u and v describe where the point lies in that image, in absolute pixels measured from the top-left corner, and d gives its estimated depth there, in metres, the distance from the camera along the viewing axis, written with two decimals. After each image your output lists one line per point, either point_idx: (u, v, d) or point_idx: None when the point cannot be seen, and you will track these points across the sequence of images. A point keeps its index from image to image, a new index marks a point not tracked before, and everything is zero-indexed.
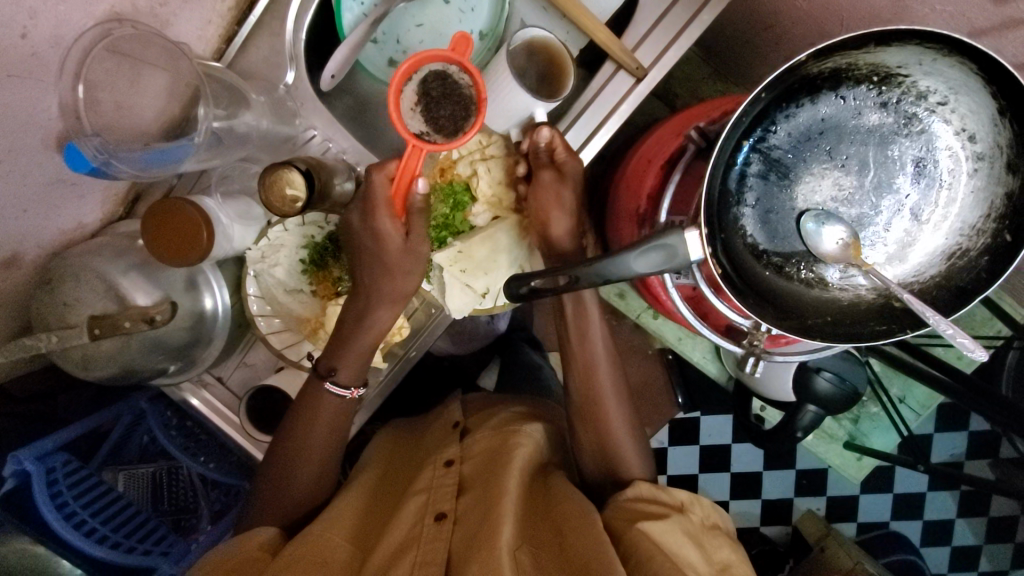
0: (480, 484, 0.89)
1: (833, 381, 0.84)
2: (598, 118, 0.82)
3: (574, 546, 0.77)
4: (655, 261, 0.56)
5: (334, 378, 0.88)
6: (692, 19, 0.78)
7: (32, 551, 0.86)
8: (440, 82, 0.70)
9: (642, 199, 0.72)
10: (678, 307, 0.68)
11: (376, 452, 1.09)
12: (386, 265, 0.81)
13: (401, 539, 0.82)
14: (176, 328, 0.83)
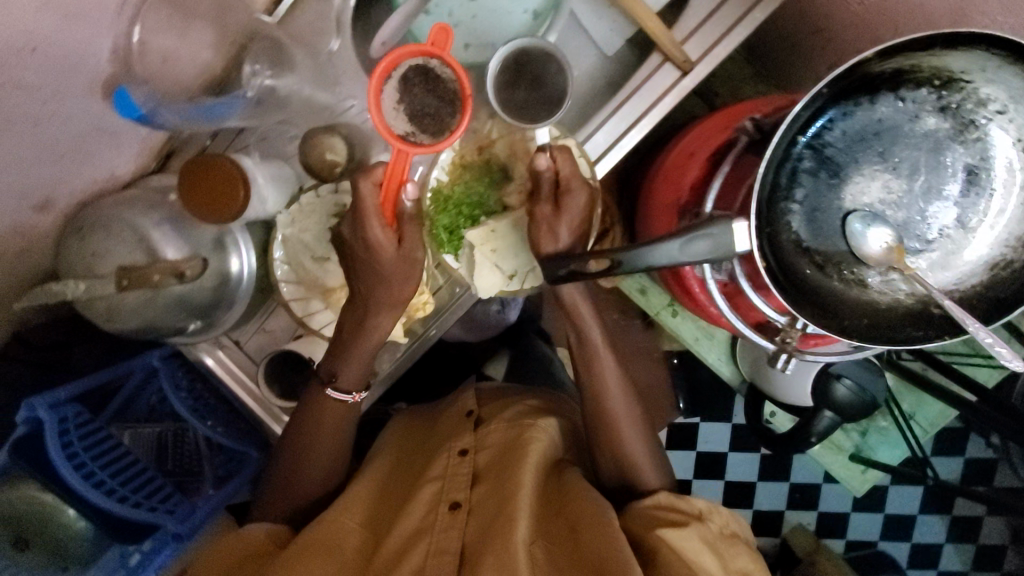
0: (495, 475, 0.93)
1: (852, 389, 0.83)
2: (640, 109, 0.82)
3: (585, 542, 0.80)
4: (699, 251, 0.57)
5: (335, 383, 0.91)
6: (744, 17, 0.78)
7: (39, 499, 0.89)
8: (420, 77, 0.70)
9: (684, 191, 0.72)
10: (716, 303, 0.66)
11: (391, 438, 1.11)
12: (382, 276, 0.82)
13: (414, 527, 0.87)
14: (201, 289, 0.82)
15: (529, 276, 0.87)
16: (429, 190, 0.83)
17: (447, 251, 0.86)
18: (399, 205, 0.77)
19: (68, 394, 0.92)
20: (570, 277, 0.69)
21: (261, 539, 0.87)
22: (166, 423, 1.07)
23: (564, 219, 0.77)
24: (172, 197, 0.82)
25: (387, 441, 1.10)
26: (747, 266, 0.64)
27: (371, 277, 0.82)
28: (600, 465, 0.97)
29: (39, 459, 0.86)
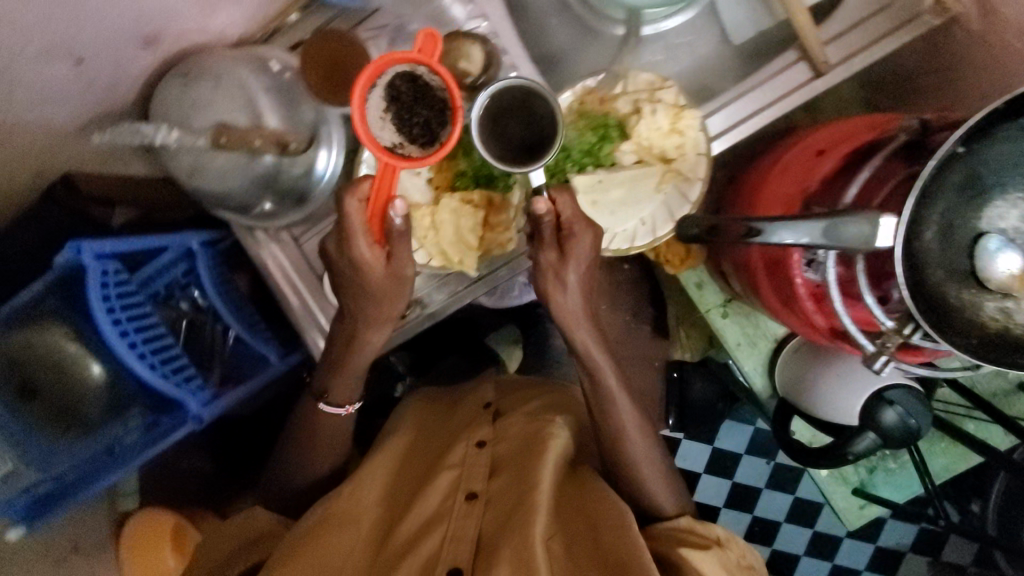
0: (513, 467, 0.92)
1: (900, 417, 0.84)
2: (767, 99, 0.83)
3: (606, 541, 0.80)
4: (844, 236, 0.57)
5: (326, 398, 0.94)
6: (889, 34, 0.81)
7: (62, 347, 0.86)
8: (408, 85, 0.68)
9: (816, 180, 0.70)
10: (831, 298, 0.64)
11: (409, 417, 1.13)
12: (371, 291, 0.79)
13: (431, 512, 0.87)
14: (291, 169, 0.79)
15: (616, 240, 0.85)
16: None
17: (541, 193, 0.86)
18: (386, 223, 0.72)
19: (110, 249, 0.87)
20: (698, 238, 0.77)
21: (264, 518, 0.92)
22: (189, 308, 1.03)
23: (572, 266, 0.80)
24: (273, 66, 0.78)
25: (406, 418, 1.12)
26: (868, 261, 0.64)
27: (356, 290, 0.80)
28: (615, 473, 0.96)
29: (77, 303, 0.85)
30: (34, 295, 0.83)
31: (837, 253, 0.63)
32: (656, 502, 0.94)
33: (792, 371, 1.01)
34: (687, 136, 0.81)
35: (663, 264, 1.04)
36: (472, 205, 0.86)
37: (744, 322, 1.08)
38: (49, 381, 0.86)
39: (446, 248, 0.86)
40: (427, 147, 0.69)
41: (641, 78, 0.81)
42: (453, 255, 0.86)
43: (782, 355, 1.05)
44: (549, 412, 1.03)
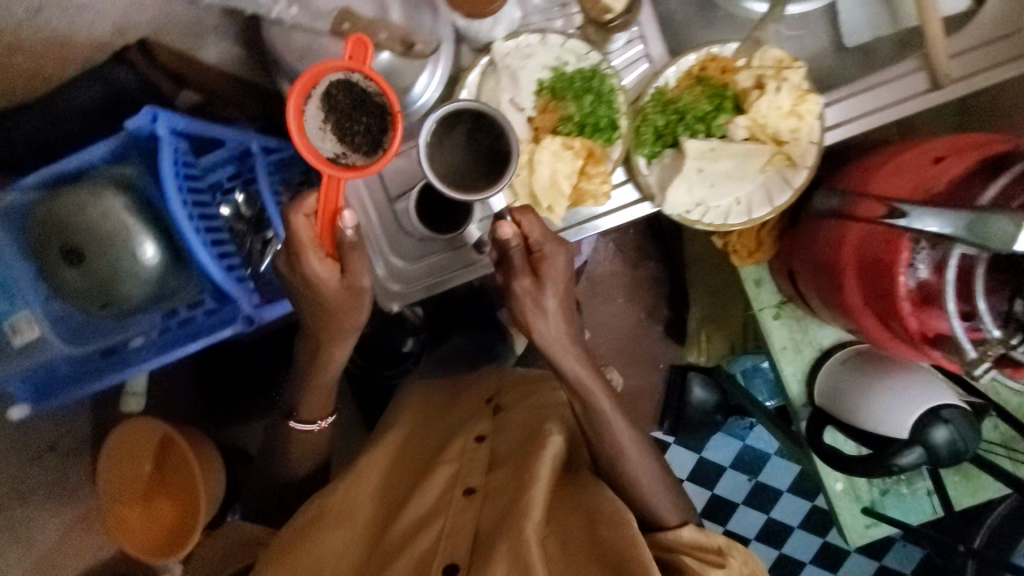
0: (513, 460, 0.88)
1: (949, 437, 0.86)
2: (874, 103, 0.85)
3: (605, 540, 0.75)
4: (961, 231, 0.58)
5: (298, 416, 1.00)
6: (1013, 60, 0.82)
7: (119, 219, 0.79)
8: (345, 93, 0.70)
9: (941, 181, 0.70)
10: (949, 296, 0.64)
11: (408, 409, 1.11)
12: (338, 311, 0.82)
13: (426, 508, 0.84)
14: (401, 74, 0.82)
15: (711, 214, 0.83)
16: (654, 88, 0.83)
17: (643, 152, 0.84)
18: (337, 233, 0.74)
19: (181, 129, 0.83)
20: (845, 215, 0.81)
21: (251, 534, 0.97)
22: (230, 213, 0.99)
23: (550, 291, 0.79)
24: None
25: (403, 414, 1.11)
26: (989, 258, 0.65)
27: (323, 310, 0.82)
28: (610, 471, 0.90)
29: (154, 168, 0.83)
30: (116, 150, 0.82)
31: (964, 248, 0.64)
32: (656, 510, 0.88)
33: (833, 377, 1.01)
34: (804, 121, 0.80)
35: (731, 254, 1.03)
36: (572, 151, 0.83)
37: (795, 326, 1.07)
38: (93, 250, 0.78)
39: (537, 190, 0.83)
40: (369, 155, 0.71)
41: (770, 55, 0.80)
42: (542, 199, 0.84)
43: (826, 365, 1.04)
44: (551, 404, 0.99)
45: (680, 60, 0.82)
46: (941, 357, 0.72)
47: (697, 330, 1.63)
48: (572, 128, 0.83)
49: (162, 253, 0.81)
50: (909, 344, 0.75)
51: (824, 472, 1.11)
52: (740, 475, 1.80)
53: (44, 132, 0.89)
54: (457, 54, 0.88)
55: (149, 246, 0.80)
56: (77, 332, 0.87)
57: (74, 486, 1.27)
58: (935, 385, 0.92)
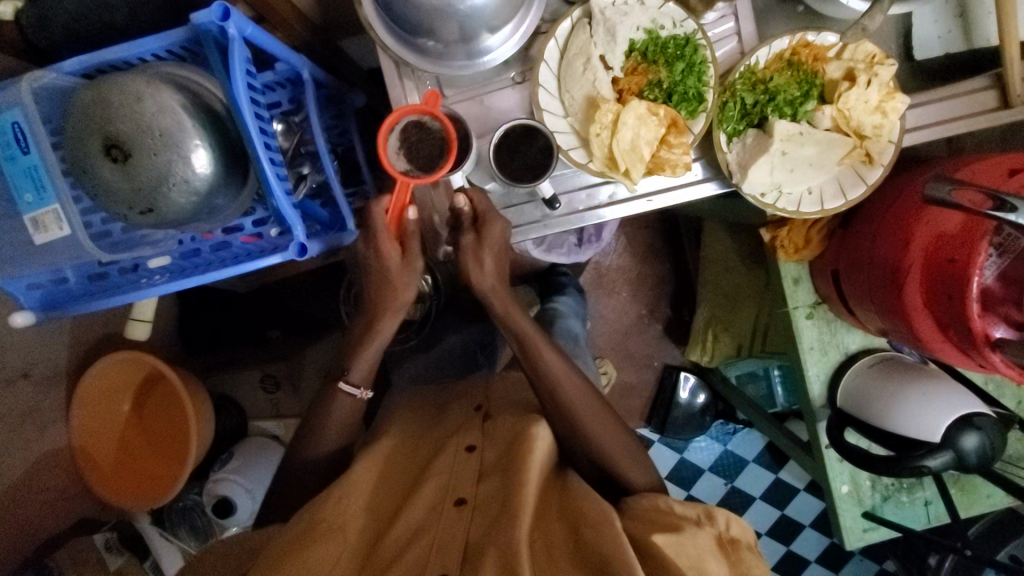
0: (502, 469, 0.81)
1: (978, 443, 0.89)
2: (942, 115, 0.87)
3: (588, 543, 0.70)
4: None
5: (348, 375, 0.95)
6: None
7: (172, 115, 0.72)
8: (416, 129, 0.82)
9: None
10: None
11: (399, 419, 1.05)
12: (386, 277, 0.90)
13: (415, 524, 0.78)
14: (497, 11, 0.76)
15: (785, 200, 0.84)
16: (744, 66, 0.82)
17: (726, 129, 0.84)
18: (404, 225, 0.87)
19: (248, 36, 0.77)
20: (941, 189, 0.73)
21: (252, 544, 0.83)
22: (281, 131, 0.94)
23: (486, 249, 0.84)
24: None
25: (394, 421, 1.04)
26: None
27: (378, 279, 0.91)
28: (596, 449, 0.88)
29: (219, 66, 0.75)
30: (185, 37, 0.75)
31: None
32: (627, 476, 0.88)
33: (856, 379, 1.05)
34: (888, 119, 0.80)
35: (778, 249, 1.04)
36: (656, 117, 0.80)
37: (824, 329, 1.09)
38: (140, 145, 0.71)
39: (616, 152, 0.81)
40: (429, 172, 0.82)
41: (862, 49, 0.80)
42: (620, 161, 0.81)
43: (852, 367, 1.07)
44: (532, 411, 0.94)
45: (774, 41, 0.82)
46: (1001, 361, 0.75)
47: (702, 328, 1.57)
48: (658, 94, 0.82)
49: (214, 162, 0.75)
50: (970, 348, 0.77)
51: (834, 474, 1.14)
52: (718, 478, 1.79)
53: (82, 20, 0.82)
54: (546, 5, 0.86)
55: (202, 154, 0.74)
56: (103, 240, 0.83)
57: (48, 421, 1.16)
58: (964, 394, 0.94)
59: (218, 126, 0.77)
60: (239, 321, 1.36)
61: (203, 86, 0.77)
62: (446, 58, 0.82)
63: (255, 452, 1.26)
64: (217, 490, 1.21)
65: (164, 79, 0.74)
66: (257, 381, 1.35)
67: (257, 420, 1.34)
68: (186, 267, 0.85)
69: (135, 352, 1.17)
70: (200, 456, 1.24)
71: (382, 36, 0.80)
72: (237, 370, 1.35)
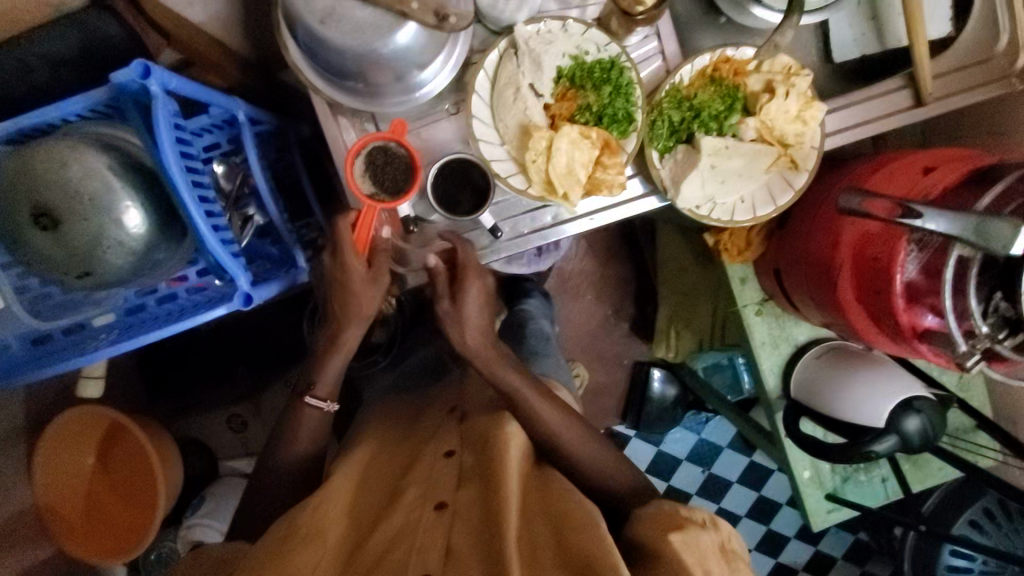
0: (481, 473, 0.78)
1: (920, 424, 0.93)
2: (863, 117, 0.91)
3: (572, 543, 0.69)
4: (942, 225, 0.64)
5: (314, 391, 0.96)
6: (984, 84, 0.89)
7: (98, 178, 0.71)
8: (382, 155, 0.79)
9: (936, 187, 0.76)
10: (947, 297, 0.70)
11: (371, 437, 1.02)
12: (345, 293, 0.89)
13: (395, 529, 0.74)
14: (423, 49, 0.76)
15: (721, 211, 0.87)
16: (669, 84, 0.85)
17: (657, 146, 0.86)
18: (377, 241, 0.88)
19: (171, 89, 0.76)
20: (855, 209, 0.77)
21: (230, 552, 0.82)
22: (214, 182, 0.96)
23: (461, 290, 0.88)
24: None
25: (366, 437, 1.02)
26: (959, 257, 0.72)
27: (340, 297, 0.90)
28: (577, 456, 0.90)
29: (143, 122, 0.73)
30: (104, 96, 0.74)
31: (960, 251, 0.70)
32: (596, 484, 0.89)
33: (802, 369, 1.10)
34: (809, 127, 0.83)
35: (722, 252, 1.09)
36: (589, 140, 0.83)
37: (774, 324, 1.13)
38: (70, 209, 0.70)
39: (553, 178, 0.83)
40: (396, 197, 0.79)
41: (779, 61, 0.83)
42: (558, 186, 0.83)
43: (802, 359, 1.11)
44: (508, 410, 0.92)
45: (695, 59, 0.85)
46: (929, 351, 0.78)
47: (666, 326, 1.62)
48: (589, 117, 0.84)
49: (150, 221, 0.75)
50: (899, 338, 0.81)
51: (795, 461, 1.18)
52: (694, 467, 1.83)
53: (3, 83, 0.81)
54: (474, 35, 0.87)
55: (134, 213, 0.73)
56: (42, 304, 0.83)
57: (10, 482, 1.14)
58: (907, 378, 0.99)
59: (146, 181, 0.76)
60: (200, 364, 1.32)
61: (130, 147, 0.76)
62: (377, 97, 0.81)
63: (225, 492, 1.25)
64: (190, 536, 1.18)
65: (90, 141, 0.73)
66: (223, 422, 1.35)
67: (227, 460, 1.35)
68: (133, 323, 0.85)
69: (113, 411, 1.17)
70: (170, 501, 1.22)
71: (309, 78, 0.79)
72: (202, 414, 1.35)
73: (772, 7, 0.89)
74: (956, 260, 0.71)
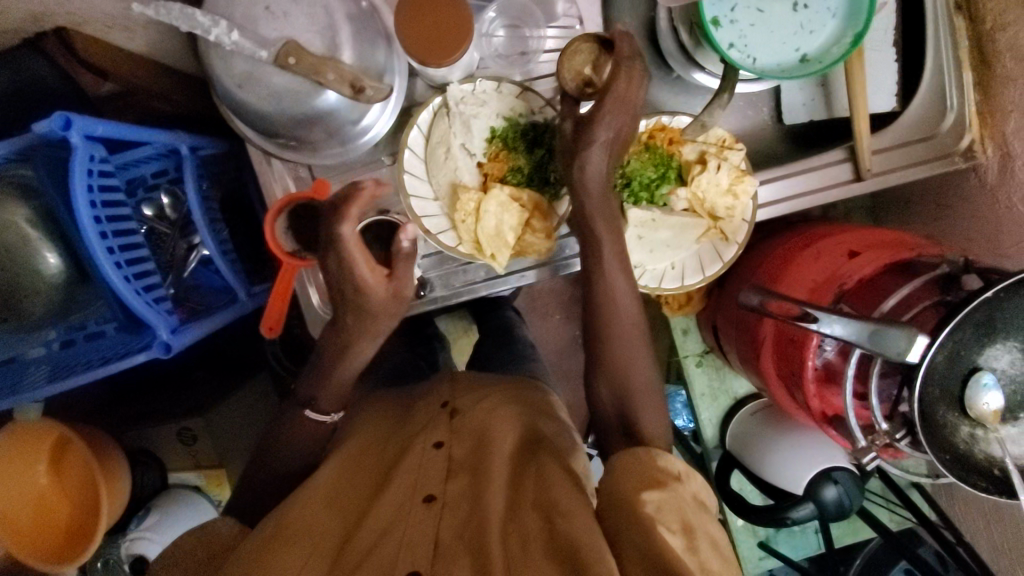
0: (472, 467, 0.75)
1: (837, 495, 0.96)
2: (800, 187, 0.90)
3: (560, 531, 0.64)
4: (852, 330, 0.65)
5: (314, 404, 0.89)
6: (926, 161, 0.88)
7: (17, 231, 0.74)
8: (307, 213, 0.80)
9: (855, 275, 0.77)
10: (848, 393, 0.71)
11: (361, 429, 0.88)
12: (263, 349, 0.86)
13: (383, 523, 0.70)
14: (350, 109, 0.75)
15: (651, 277, 0.87)
16: None
17: None
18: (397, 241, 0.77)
19: (97, 134, 0.76)
20: (762, 307, 0.80)
21: (230, 533, 0.77)
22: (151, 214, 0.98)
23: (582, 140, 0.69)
24: (378, 22, 0.75)
25: (359, 414, 0.94)
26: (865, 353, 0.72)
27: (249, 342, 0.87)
28: (601, 385, 0.76)
29: (59, 173, 0.73)
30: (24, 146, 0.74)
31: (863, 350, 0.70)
32: (638, 417, 0.74)
33: (738, 425, 1.10)
34: (740, 200, 0.83)
35: (662, 304, 1.11)
36: (519, 203, 0.82)
37: (716, 374, 1.14)
38: None
39: (481, 238, 0.83)
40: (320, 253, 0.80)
41: (714, 133, 0.83)
42: (486, 247, 0.83)
43: (738, 414, 1.12)
44: (510, 402, 0.85)
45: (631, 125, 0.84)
46: (836, 435, 0.80)
47: None
48: (522, 180, 0.84)
49: (71, 265, 0.76)
50: (813, 416, 0.82)
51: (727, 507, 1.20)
52: None
53: None
54: (410, 90, 0.87)
55: (53, 263, 0.75)
56: None
57: None
58: (832, 446, 1.00)
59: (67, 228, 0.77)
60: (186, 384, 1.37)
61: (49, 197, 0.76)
62: (310, 151, 0.81)
63: (172, 505, 1.27)
64: (132, 550, 1.22)
65: (11, 186, 0.74)
66: (174, 435, 1.32)
67: (177, 472, 1.35)
68: (65, 360, 0.87)
69: (58, 426, 1.18)
70: (114, 517, 1.24)
71: (242, 130, 0.79)
72: (152, 425, 1.34)
73: (715, 73, 0.87)
74: (860, 357, 0.72)
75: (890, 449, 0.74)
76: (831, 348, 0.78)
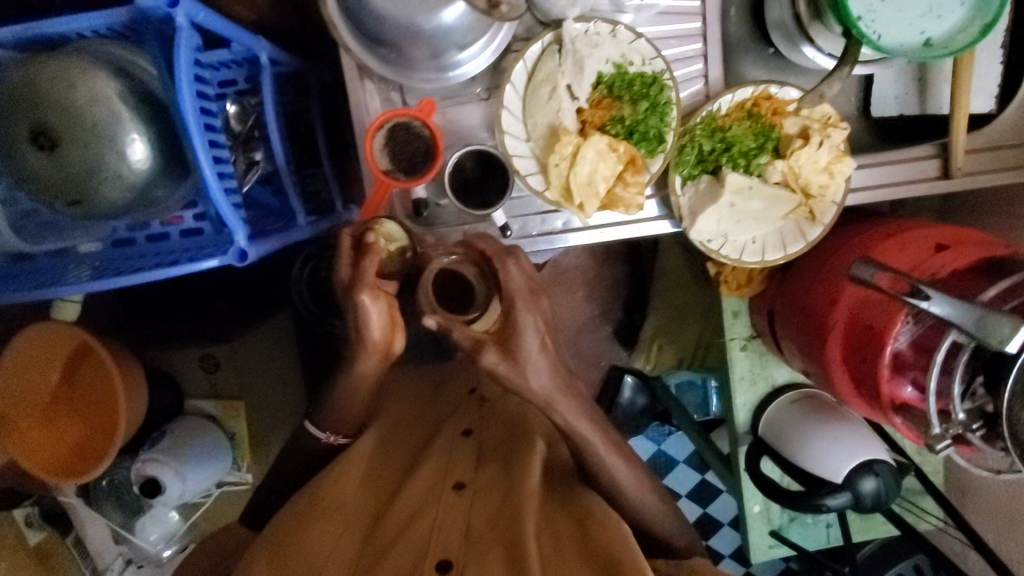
0: (502, 464, 0.85)
1: (874, 487, 0.97)
2: (887, 178, 0.90)
3: (595, 538, 0.73)
4: (956, 312, 0.66)
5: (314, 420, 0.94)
6: (1014, 168, 0.89)
7: (103, 107, 0.69)
8: (405, 133, 0.79)
9: (945, 268, 0.77)
10: (935, 380, 0.71)
11: (390, 404, 1.02)
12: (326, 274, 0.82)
13: (414, 506, 0.78)
14: (470, 26, 0.74)
15: (731, 249, 0.86)
16: (706, 111, 0.84)
17: (681, 172, 0.85)
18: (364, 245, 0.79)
19: (201, 21, 0.72)
20: None
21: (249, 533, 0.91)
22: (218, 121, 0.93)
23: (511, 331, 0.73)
24: None
25: (388, 396, 1.04)
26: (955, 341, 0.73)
27: None
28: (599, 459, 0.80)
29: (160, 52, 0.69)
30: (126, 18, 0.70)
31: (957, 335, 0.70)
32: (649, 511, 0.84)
33: (776, 413, 1.10)
34: (834, 180, 0.83)
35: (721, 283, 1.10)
36: (617, 154, 0.80)
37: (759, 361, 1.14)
38: (71, 131, 0.68)
39: (572, 185, 0.80)
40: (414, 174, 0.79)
41: (820, 109, 0.83)
42: (576, 195, 0.80)
43: (776, 402, 1.12)
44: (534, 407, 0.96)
45: (737, 90, 0.84)
46: (902, 425, 0.80)
47: (649, 337, 1.41)
48: (622, 131, 0.82)
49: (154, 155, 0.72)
50: (877, 406, 0.83)
51: (747, 494, 1.21)
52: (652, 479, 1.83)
53: None
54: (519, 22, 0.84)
55: (139, 147, 0.71)
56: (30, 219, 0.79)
57: None
58: (870, 440, 1.02)
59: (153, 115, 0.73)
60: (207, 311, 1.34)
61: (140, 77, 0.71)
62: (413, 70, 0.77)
63: (189, 433, 1.23)
64: (144, 472, 1.18)
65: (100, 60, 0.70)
66: (196, 360, 1.27)
67: (194, 401, 1.29)
68: (117, 258, 0.82)
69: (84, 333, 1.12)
70: (127, 437, 1.19)
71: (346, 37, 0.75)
72: (172, 348, 1.28)
73: (824, 50, 0.86)
74: (950, 344, 0.72)
75: (961, 441, 0.75)
76: (910, 335, 0.78)
